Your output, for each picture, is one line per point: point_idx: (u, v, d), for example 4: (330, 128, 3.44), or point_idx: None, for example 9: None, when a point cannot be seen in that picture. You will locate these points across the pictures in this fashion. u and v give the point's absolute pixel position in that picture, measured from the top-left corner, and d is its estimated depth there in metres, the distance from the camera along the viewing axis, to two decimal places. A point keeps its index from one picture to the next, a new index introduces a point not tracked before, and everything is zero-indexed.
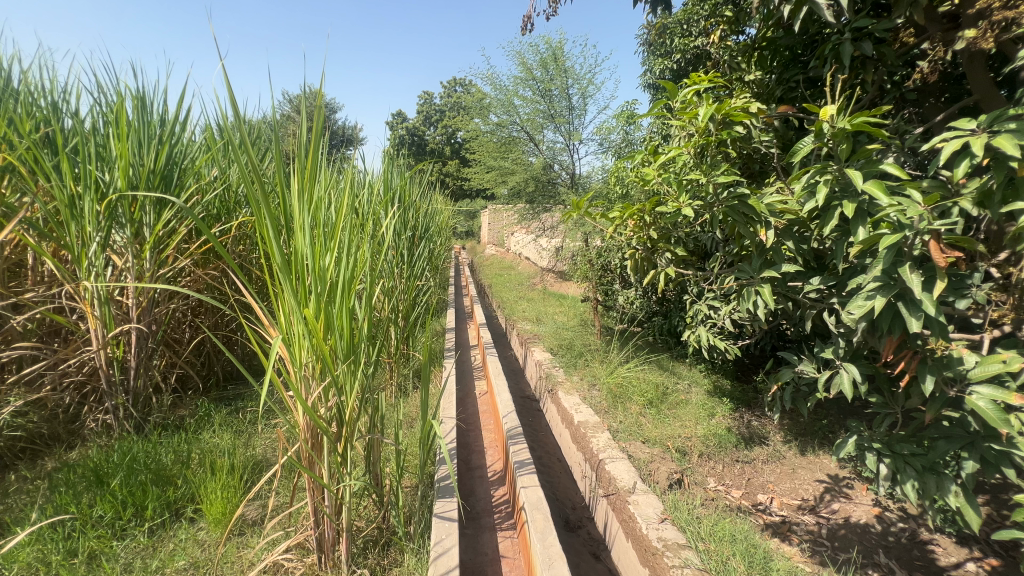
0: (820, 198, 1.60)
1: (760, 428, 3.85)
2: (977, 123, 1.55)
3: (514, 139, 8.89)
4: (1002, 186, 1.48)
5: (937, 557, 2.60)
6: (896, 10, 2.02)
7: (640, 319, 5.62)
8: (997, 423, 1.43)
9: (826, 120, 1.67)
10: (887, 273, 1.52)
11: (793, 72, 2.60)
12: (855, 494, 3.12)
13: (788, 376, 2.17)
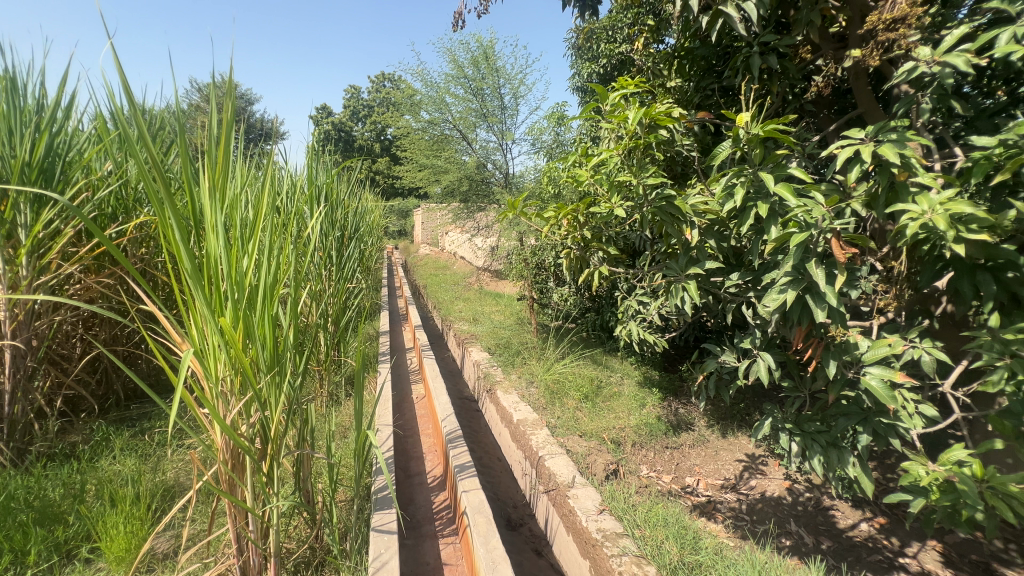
0: (738, 199, 1.72)
1: (686, 415, 4.10)
2: (866, 132, 1.74)
3: (446, 138, 8.79)
4: (885, 190, 1.67)
5: (837, 520, 2.90)
6: (796, 28, 2.22)
7: (574, 315, 5.78)
8: (886, 399, 1.62)
9: (742, 126, 1.79)
10: (796, 268, 1.66)
11: (710, 81, 2.78)
12: (769, 469, 3.41)
13: (712, 366, 2.31)
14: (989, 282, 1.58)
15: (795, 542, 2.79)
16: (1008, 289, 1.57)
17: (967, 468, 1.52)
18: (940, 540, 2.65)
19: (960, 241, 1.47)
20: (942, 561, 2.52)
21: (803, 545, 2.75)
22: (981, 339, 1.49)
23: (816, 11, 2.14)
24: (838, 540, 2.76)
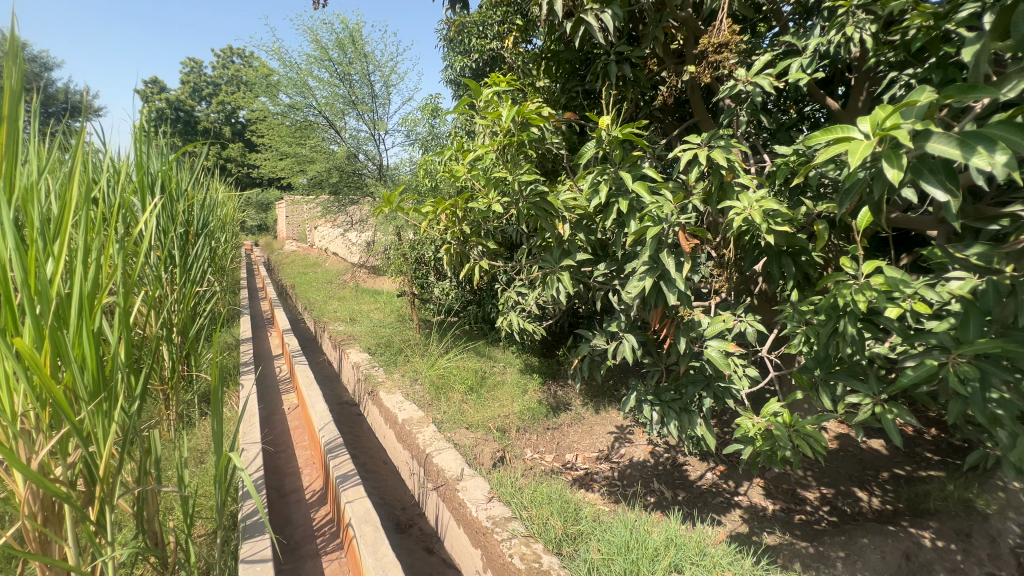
0: (602, 195, 1.87)
1: (564, 397, 4.39)
2: (701, 139, 2.01)
3: (310, 124, 8.11)
4: (717, 189, 1.96)
5: (689, 473, 3.37)
6: (645, 42, 2.48)
7: (456, 309, 5.80)
8: (723, 367, 1.91)
9: (604, 128, 1.94)
10: (652, 258, 1.86)
11: (574, 84, 2.97)
12: (635, 437, 3.82)
13: (586, 350, 2.50)
14: (790, 265, 1.95)
15: (657, 498, 3.19)
16: (803, 270, 1.96)
17: (780, 417, 1.87)
18: (763, 477, 3.17)
19: (770, 232, 1.78)
20: (764, 493, 3.05)
21: (664, 499, 3.16)
22: (786, 312, 1.84)
23: (660, 28, 2.41)
24: (690, 490, 3.21)
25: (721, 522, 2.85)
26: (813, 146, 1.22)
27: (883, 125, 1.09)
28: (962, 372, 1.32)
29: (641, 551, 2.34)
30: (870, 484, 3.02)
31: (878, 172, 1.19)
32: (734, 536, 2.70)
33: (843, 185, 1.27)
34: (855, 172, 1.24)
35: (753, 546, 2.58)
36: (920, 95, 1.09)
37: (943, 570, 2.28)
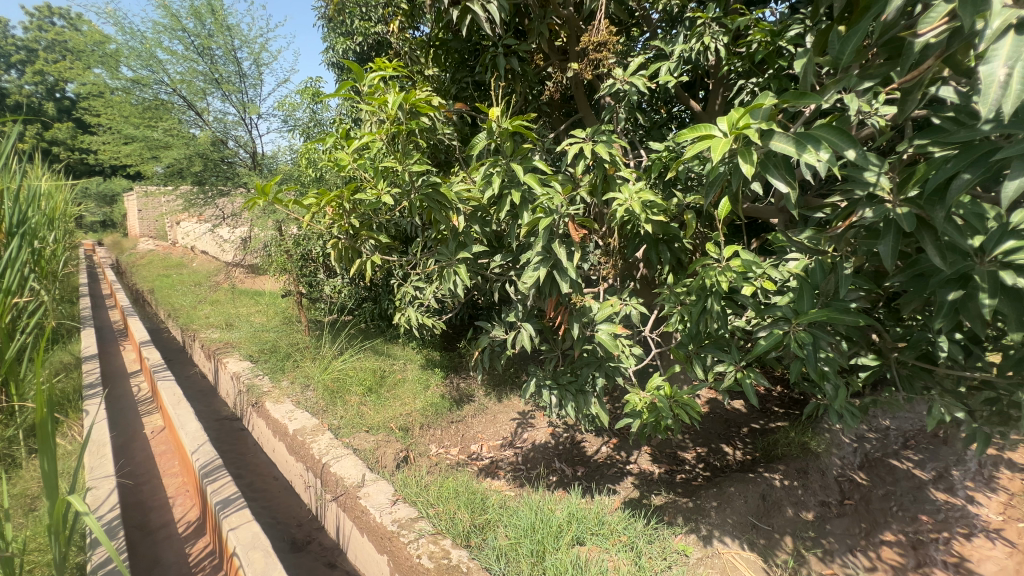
0: (495, 187, 1.88)
1: (467, 388, 4.40)
2: (586, 133, 2.12)
3: (163, 104, 7.05)
4: (601, 182, 2.08)
5: (587, 448, 3.59)
6: (531, 37, 2.53)
7: (350, 307, 5.49)
8: (613, 348, 2.05)
9: (494, 120, 1.96)
10: (545, 249, 1.92)
11: (463, 74, 2.94)
12: (537, 421, 3.96)
13: (486, 341, 2.51)
14: (666, 251, 2.15)
15: (559, 477, 3.36)
16: (677, 256, 2.17)
17: (661, 390, 2.05)
18: (649, 445, 3.47)
19: (648, 222, 1.94)
20: (651, 459, 3.36)
21: (565, 477, 3.34)
22: (664, 294, 2.02)
23: (545, 24, 2.49)
24: (589, 465, 3.43)
25: (616, 491, 3.09)
26: (682, 142, 1.34)
27: (737, 125, 1.23)
28: (799, 338, 1.56)
29: (545, 530, 2.45)
30: (734, 439, 3.48)
31: (735, 167, 1.34)
32: (628, 502, 2.94)
33: (708, 178, 1.41)
34: (716, 167, 1.39)
35: (643, 508, 2.83)
36: (764, 99, 1.24)
37: (789, 504, 2.71)
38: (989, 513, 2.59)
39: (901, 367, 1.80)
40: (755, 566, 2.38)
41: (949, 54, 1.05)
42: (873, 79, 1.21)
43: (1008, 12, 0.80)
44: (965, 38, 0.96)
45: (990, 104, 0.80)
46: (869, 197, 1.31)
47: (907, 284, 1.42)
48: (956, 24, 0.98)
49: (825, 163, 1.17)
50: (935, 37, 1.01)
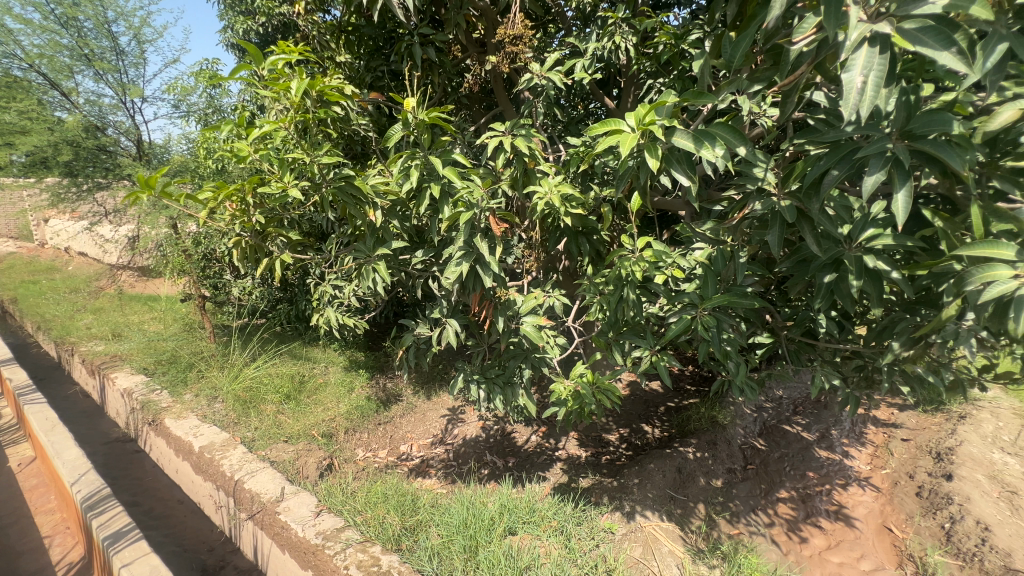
0: (413, 180, 1.82)
1: (394, 388, 4.29)
2: (505, 127, 2.11)
3: (18, 82, 6.04)
4: (522, 175, 2.09)
5: (517, 439, 3.64)
6: (447, 27, 2.48)
7: (262, 309, 5.10)
8: (537, 339, 2.08)
9: (410, 111, 1.87)
10: (467, 243, 1.90)
11: (378, 62, 2.82)
12: (467, 416, 3.96)
13: (410, 339, 2.45)
14: (585, 243, 2.22)
15: (491, 469, 3.40)
16: (596, 247, 2.24)
17: (585, 377, 2.13)
18: (576, 430, 3.60)
19: (568, 215, 1.98)
20: (578, 444, 3.49)
21: (497, 469, 3.39)
22: (584, 285, 2.08)
23: (462, 15, 2.44)
24: (519, 455, 3.49)
25: (546, 477, 3.17)
26: (593, 137, 1.37)
27: (643, 121, 1.28)
28: (705, 322, 1.69)
29: (478, 524, 2.45)
30: (653, 418, 3.72)
31: (643, 161, 1.41)
32: (557, 488, 3.03)
33: (619, 172, 1.47)
34: (626, 161, 1.44)
35: (572, 492, 2.93)
36: (667, 97, 1.31)
37: (701, 474, 2.94)
38: (861, 464, 2.99)
39: (790, 343, 2.01)
40: (674, 534, 2.56)
41: (818, 60, 1.12)
42: (758, 83, 1.29)
43: (863, 26, 0.89)
44: (829, 47, 1.03)
45: (850, 108, 0.91)
46: (758, 190, 1.44)
47: (792, 270, 1.58)
48: (823, 32, 1.05)
49: (720, 157, 1.26)
50: (807, 45, 1.07)
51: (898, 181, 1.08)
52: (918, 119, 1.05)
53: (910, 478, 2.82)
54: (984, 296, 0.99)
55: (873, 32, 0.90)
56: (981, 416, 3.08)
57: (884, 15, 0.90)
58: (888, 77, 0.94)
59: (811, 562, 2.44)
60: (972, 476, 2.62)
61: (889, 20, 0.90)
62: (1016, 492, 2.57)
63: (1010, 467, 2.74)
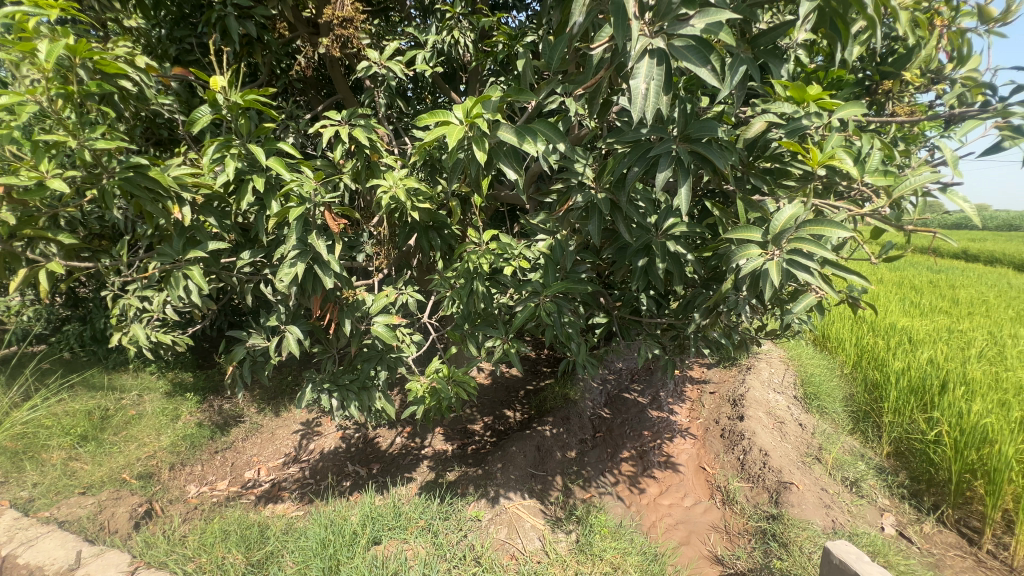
0: (230, 172, 1.58)
1: (234, 409, 3.87)
2: (341, 116, 1.99)
3: None
4: (364, 169, 1.97)
5: (381, 443, 3.49)
6: (268, 0, 2.19)
7: (39, 333, 4.05)
8: (390, 339, 2.01)
9: (219, 91, 1.59)
10: (302, 241, 1.73)
11: (186, 32, 2.35)
12: (324, 428, 3.70)
13: (241, 353, 2.12)
14: (436, 238, 2.19)
15: (353, 480, 3.22)
16: (447, 242, 2.23)
17: (440, 372, 2.13)
18: (441, 425, 3.59)
19: (415, 210, 1.93)
20: (444, 438, 3.48)
21: (360, 478, 3.22)
22: (436, 280, 2.06)
23: None
24: (383, 460, 3.36)
25: (412, 478, 3.11)
26: (422, 127, 1.35)
27: (470, 113, 1.32)
28: (547, 308, 1.81)
29: (338, 542, 2.30)
30: (514, 403, 3.89)
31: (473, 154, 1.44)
32: (423, 486, 2.99)
33: (451, 163, 1.48)
34: (457, 152, 1.46)
35: (438, 488, 2.93)
36: (492, 91, 1.35)
37: (557, 448, 3.18)
38: (682, 418, 3.54)
39: (621, 321, 2.26)
40: (535, 509, 2.73)
41: (615, 68, 1.27)
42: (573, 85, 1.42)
43: (644, 39, 1.03)
44: (619, 55, 1.18)
45: (637, 110, 1.05)
46: (580, 184, 1.59)
47: (615, 255, 1.79)
48: (614, 43, 1.20)
49: (542, 151, 1.35)
50: (604, 52, 1.22)
51: (681, 176, 1.29)
52: (694, 125, 1.27)
53: (716, 423, 3.41)
54: (743, 270, 1.22)
55: (651, 46, 1.05)
56: (760, 366, 3.89)
57: (658, 32, 1.06)
58: (665, 86, 1.11)
59: (647, 509, 2.81)
60: (756, 414, 3.29)
61: (662, 37, 1.05)
62: (783, 421, 3.29)
63: (779, 403, 3.50)
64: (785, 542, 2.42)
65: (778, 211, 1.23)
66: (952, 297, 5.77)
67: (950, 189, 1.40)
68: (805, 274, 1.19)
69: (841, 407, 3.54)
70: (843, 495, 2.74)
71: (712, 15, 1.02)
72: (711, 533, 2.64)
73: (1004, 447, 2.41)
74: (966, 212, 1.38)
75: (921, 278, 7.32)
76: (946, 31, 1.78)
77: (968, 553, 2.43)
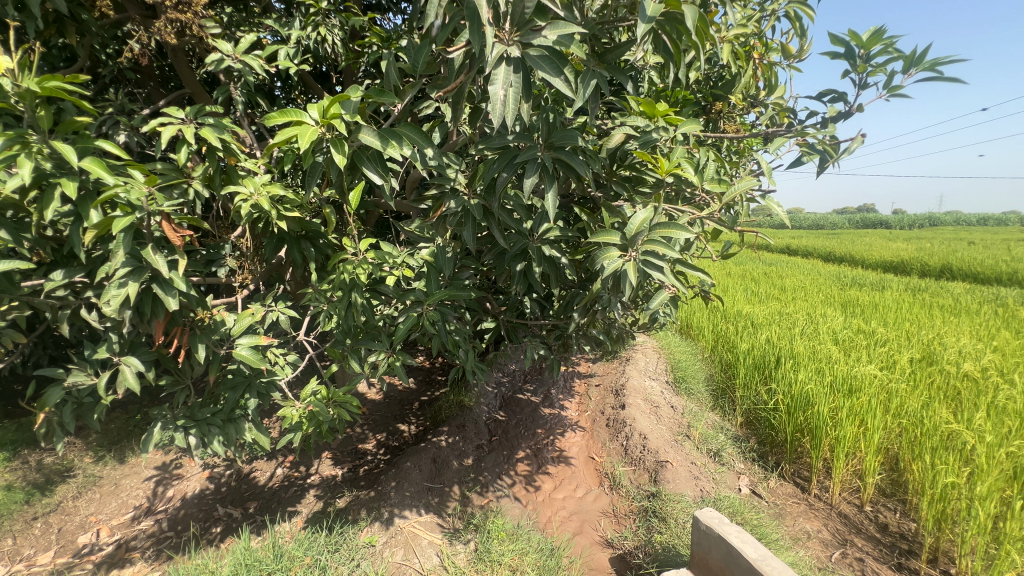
0: (25, 176, 1.26)
1: (59, 462, 3.22)
2: (185, 113, 1.70)
3: None
4: (217, 174, 1.73)
5: (258, 478, 3.12)
6: None
7: None
8: (257, 363, 1.79)
9: (4, 75, 1.26)
10: (134, 257, 1.47)
11: None
12: (186, 470, 3.22)
13: (56, 396, 1.73)
14: (310, 248, 1.96)
15: (224, 525, 2.83)
16: (322, 252, 2.00)
17: (319, 395, 1.95)
18: (329, 449, 3.32)
19: (281, 218, 1.74)
20: (333, 463, 3.22)
21: (233, 521, 2.84)
22: (309, 295, 1.89)
23: None
24: (261, 496, 3.00)
25: (296, 512, 2.82)
26: (271, 126, 1.24)
27: (326, 113, 1.24)
28: (431, 317, 1.76)
29: None
30: (409, 416, 3.75)
31: (333, 159, 1.35)
32: (310, 519, 2.74)
33: (308, 168, 1.38)
34: (314, 156, 1.36)
35: (326, 518, 2.70)
36: (351, 92, 1.29)
37: (454, 458, 3.14)
38: (572, 412, 3.72)
39: (508, 324, 2.30)
40: (432, 524, 2.65)
41: (475, 75, 1.32)
42: (437, 90, 1.44)
43: (498, 47, 1.06)
44: (477, 62, 1.20)
45: (497, 116, 1.07)
46: (452, 190, 1.60)
47: (495, 260, 1.81)
48: (471, 49, 1.25)
49: (408, 156, 1.32)
50: (462, 57, 1.26)
51: (547, 183, 1.35)
52: (556, 134, 1.34)
53: (602, 414, 3.64)
54: (606, 270, 1.31)
55: (507, 54, 1.09)
56: (637, 357, 4.25)
57: (514, 42, 1.10)
58: (524, 93, 1.16)
59: (543, 505, 2.89)
60: (636, 402, 3.58)
61: (518, 46, 1.09)
62: (658, 406, 3.63)
63: (654, 389, 3.85)
64: (663, 516, 2.65)
65: (633, 215, 1.34)
66: (781, 286, 6.87)
67: (768, 197, 1.68)
68: (658, 273, 1.31)
69: (704, 387, 4.00)
70: (708, 465, 3.09)
71: (561, 28, 1.08)
72: (602, 519, 2.80)
73: (820, 406, 2.90)
74: (780, 216, 1.67)
75: (756, 271, 8.66)
76: (760, 63, 2.12)
77: (802, 499, 2.87)
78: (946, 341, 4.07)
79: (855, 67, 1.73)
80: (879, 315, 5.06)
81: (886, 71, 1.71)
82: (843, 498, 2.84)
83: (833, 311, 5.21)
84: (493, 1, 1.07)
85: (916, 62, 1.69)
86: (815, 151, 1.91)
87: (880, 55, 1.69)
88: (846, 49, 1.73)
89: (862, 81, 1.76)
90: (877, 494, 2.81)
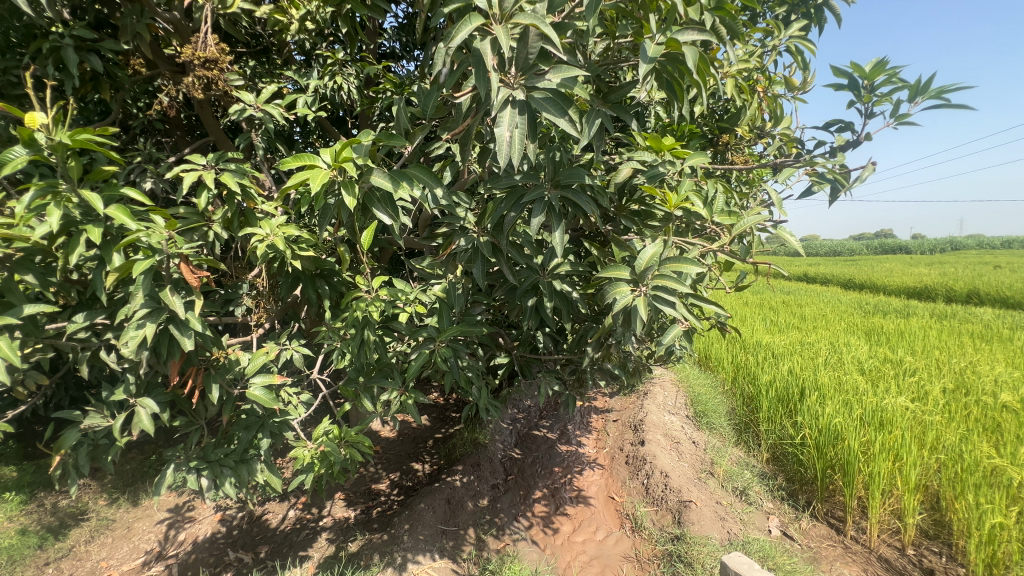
0: (53, 223, 1.31)
1: (74, 505, 3.22)
2: (207, 160, 1.77)
3: None
4: (235, 217, 1.78)
5: (270, 521, 3.06)
6: (120, 34, 1.93)
7: None
8: (270, 403, 1.78)
9: (38, 129, 1.32)
10: (152, 298, 1.50)
11: (10, 63, 1.90)
12: (198, 512, 3.19)
13: (72, 438, 1.73)
14: (324, 287, 1.97)
15: (235, 569, 2.76)
16: (336, 290, 2.01)
17: (331, 434, 1.92)
18: (342, 490, 3.25)
19: (296, 258, 1.77)
20: (345, 504, 3.15)
21: (244, 566, 2.77)
22: (323, 333, 1.89)
23: (143, 24, 1.95)
24: (273, 540, 2.93)
25: (308, 556, 2.73)
26: (286, 171, 1.28)
27: (339, 157, 1.27)
28: (443, 354, 1.74)
29: None
30: (422, 455, 3.69)
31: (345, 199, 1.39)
32: (321, 564, 2.66)
33: (320, 211, 1.43)
34: (326, 199, 1.40)
35: (338, 564, 2.61)
36: (363, 136, 1.34)
37: (468, 498, 3.06)
38: (590, 449, 3.61)
39: (522, 359, 2.26)
40: (447, 570, 2.56)
41: (481, 118, 1.37)
42: (447, 132, 1.50)
43: (505, 91, 1.11)
44: (484, 105, 1.24)
45: (504, 156, 1.10)
46: (461, 228, 1.63)
47: (506, 295, 1.82)
48: (478, 93, 1.31)
49: (418, 196, 1.36)
50: (469, 101, 1.33)
51: (554, 221, 1.38)
52: (563, 172, 1.38)
53: (620, 451, 3.53)
54: (617, 306, 1.31)
55: (513, 97, 1.13)
56: (655, 391, 4.16)
57: (519, 85, 1.14)
58: (530, 133, 1.19)
59: (562, 549, 2.75)
60: (655, 437, 3.46)
61: (522, 90, 1.13)
62: (678, 441, 3.50)
63: (674, 424, 3.73)
64: (690, 561, 2.52)
65: (642, 250, 1.33)
66: (801, 314, 6.75)
67: (780, 226, 1.66)
68: (668, 307, 1.30)
69: (726, 422, 3.86)
70: (734, 505, 2.94)
71: (564, 71, 1.14)
72: (624, 564, 2.65)
73: (850, 441, 2.77)
74: (793, 246, 1.64)
75: (774, 300, 8.55)
76: (764, 96, 2.15)
77: (838, 542, 2.70)
78: (980, 369, 3.90)
79: (860, 97, 1.75)
80: (906, 344, 4.90)
81: (892, 100, 1.72)
82: (882, 541, 2.67)
83: (857, 340, 5.06)
84: (498, 48, 1.11)
85: (921, 90, 1.69)
86: (826, 180, 1.91)
87: (885, 85, 1.70)
88: (850, 81, 1.75)
89: (869, 111, 1.78)
90: (919, 536, 2.63)
